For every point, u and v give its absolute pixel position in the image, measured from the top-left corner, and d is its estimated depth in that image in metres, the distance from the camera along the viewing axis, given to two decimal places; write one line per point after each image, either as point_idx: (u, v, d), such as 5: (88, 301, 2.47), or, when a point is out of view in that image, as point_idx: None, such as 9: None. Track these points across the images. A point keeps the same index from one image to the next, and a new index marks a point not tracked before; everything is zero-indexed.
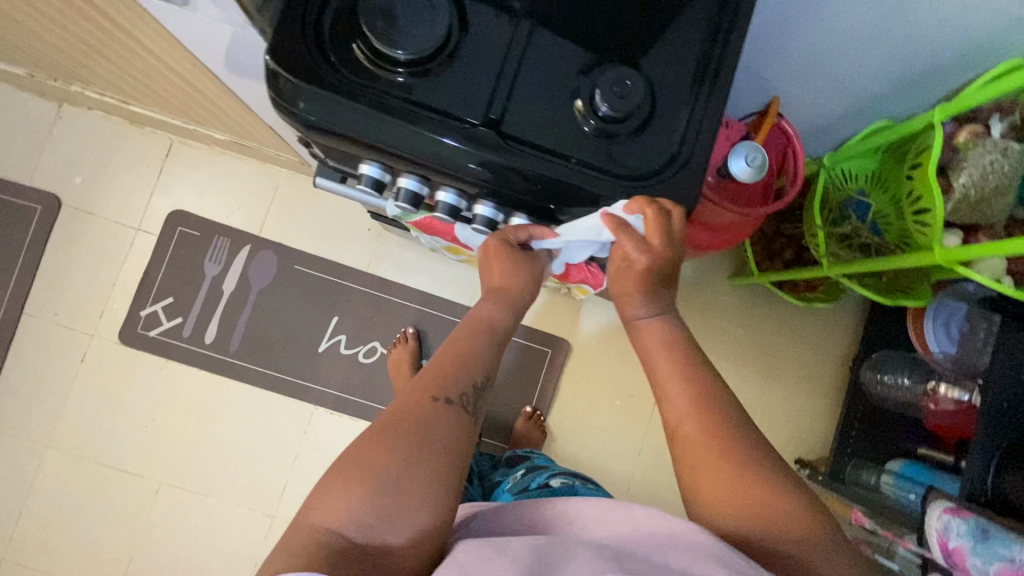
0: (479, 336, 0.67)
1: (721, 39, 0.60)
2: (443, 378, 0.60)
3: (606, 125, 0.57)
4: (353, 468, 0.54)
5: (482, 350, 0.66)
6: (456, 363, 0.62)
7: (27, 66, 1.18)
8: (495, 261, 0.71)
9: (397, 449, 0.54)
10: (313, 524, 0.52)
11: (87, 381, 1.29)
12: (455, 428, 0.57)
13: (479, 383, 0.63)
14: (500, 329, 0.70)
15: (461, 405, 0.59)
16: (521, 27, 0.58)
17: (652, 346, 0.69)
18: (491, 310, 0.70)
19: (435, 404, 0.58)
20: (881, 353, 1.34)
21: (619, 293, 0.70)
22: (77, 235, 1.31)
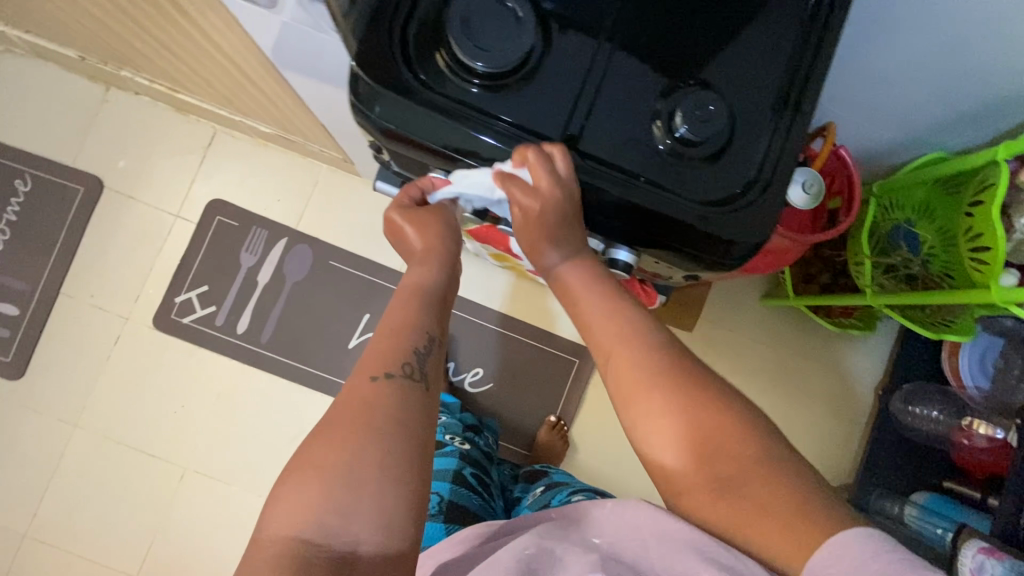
0: (413, 304, 0.61)
1: (804, 67, 0.59)
2: (378, 354, 0.56)
3: (683, 147, 0.57)
4: (307, 468, 0.50)
5: (419, 314, 0.60)
6: (389, 337, 0.57)
7: (81, 50, 1.19)
8: (409, 226, 0.65)
9: (334, 441, 0.50)
10: (273, 534, 0.48)
11: (119, 363, 1.31)
12: (408, 402, 0.54)
13: (421, 350, 0.58)
14: (432, 290, 0.62)
15: (401, 376, 0.55)
16: (605, 45, 0.58)
17: (579, 299, 0.63)
18: (418, 276, 0.62)
19: (375, 382, 0.54)
20: (912, 385, 1.31)
21: (528, 242, 0.63)
22: (117, 219, 1.32)
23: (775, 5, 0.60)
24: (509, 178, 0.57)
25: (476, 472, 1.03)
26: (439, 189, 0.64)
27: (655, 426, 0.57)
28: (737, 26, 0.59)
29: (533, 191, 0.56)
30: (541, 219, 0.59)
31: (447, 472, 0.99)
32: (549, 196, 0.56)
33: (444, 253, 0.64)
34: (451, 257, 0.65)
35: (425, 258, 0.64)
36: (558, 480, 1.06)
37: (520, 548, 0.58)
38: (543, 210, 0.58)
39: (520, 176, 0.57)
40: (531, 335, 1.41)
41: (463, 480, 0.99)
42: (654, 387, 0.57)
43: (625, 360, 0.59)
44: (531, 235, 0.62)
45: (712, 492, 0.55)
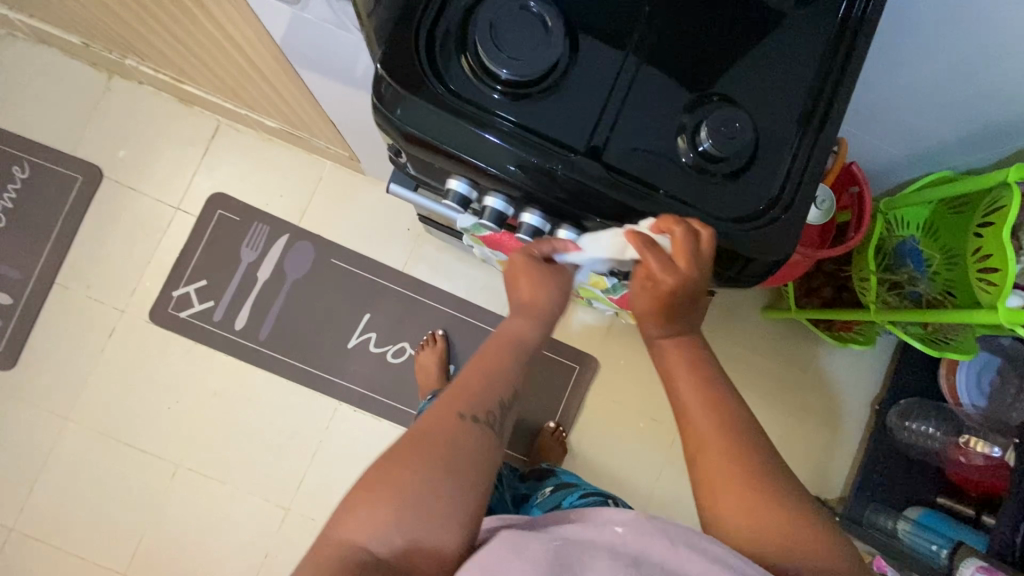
0: (506, 352, 0.64)
1: (830, 86, 0.59)
2: (468, 397, 0.59)
3: (706, 162, 0.56)
4: (381, 483, 0.53)
5: (510, 366, 0.63)
6: (481, 379, 0.60)
7: (86, 36, 1.17)
8: (524, 278, 0.66)
9: (417, 470, 0.53)
10: (339, 535, 0.52)
11: (114, 356, 1.28)
12: (485, 447, 0.56)
13: (507, 399, 0.61)
14: (529, 347, 0.65)
15: (487, 423, 0.58)
16: (632, 57, 0.57)
17: (670, 365, 0.64)
18: (522, 326, 0.66)
19: (462, 423, 0.57)
20: (908, 401, 1.33)
21: (639, 312, 0.64)
22: (116, 210, 1.30)
23: (801, 25, 0.60)
24: (648, 245, 0.57)
25: None
26: (569, 252, 0.64)
27: (697, 439, 0.60)
28: (763, 43, 0.59)
29: (673, 266, 0.58)
30: (673, 294, 0.60)
31: None
32: (690, 273, 0.58)
33: (545, 312, 0.66)
34: (553, 318, 0.67)
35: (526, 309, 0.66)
36: (567, 483, 1.06)
37: (548, 540, 0.54)
38: (675, 286, 0.59)
39: (658, 245, 0.58)
40: None
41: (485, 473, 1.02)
42: (711, 415, 0.60)
43: (688, 390, 0.62)
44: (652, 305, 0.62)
45: (722, 496, 0.58)
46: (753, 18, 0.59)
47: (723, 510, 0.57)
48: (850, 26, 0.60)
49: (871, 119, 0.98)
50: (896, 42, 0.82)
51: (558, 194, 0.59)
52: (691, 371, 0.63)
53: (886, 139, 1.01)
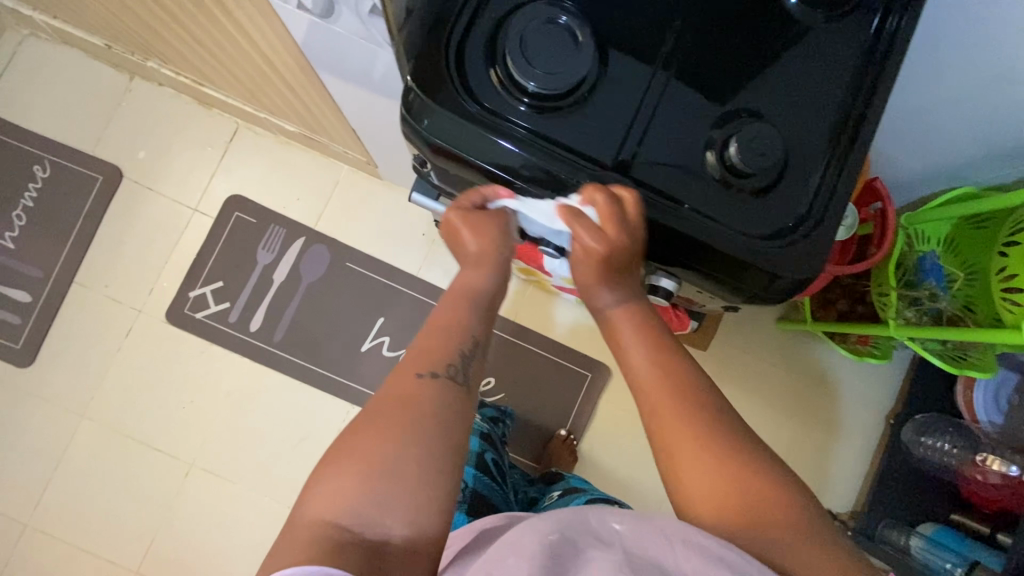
0: (461, 308, 0.64)
1: (860, 103, 0.59)
2: (426, 353, 0.59)
3: (734, 179, 0.56)
4: (351, 448, 0.53)
5: (468, 317, 0.63)
6: (437, 335, 0.61)
7: (109, 39, 1.18)
8: (464, 229, 0.64)
9: (376, 426, 0.54)
10: (310, 515, 0.51)
11: (129, 355, 1.30)
12: (451, 399, 0.57)
13: (466, 352, 0.61)
14: (484, 297, 0.66)
15: (446, 376, 0.58)
16: (661, 72, 0.57)
17: (621, 331, 0.65)
18: (471, 280, 0.65)
19: (422, 378, 0.57)
20: (924, 417, 1.31)
21: (585, 282, 0.66)
22: (135, 210, 1.31)
23: (831, 41, 0.60)
24: (576, 217, 0.59)
25: (494, 457, 1.04)
26: (501, 198, 0.62)
27: (649, 405, 0.62)
28: (794, 59, 0.59)
29: (601, 234, 0.58)
30: (608, 259, 0.61)
31: (470, 455, 0.99)
32: (620, 240, 0.58)
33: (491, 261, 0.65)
34: (506, 267, 0.67)
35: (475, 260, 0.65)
36: (572, 487, 1.04)
37: (542, 533, 0.52)
38: (608, 251, 0.60)
39: (586, 215, 0.58)
40: (544, 346, 1.40)
41: (483, 464, 1.00)
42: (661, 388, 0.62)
43: (641, 358, 0.64)
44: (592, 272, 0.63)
45: (696, 486, 0.57)
46: (784, 34, 0.59)
47: (695, 499, 0.57)
48: (881, 42, 0.60)
49: (895, 132, 0.97)
50: (924, 57, 0.81)
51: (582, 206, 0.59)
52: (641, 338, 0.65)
53: (909, 153, 1.01)
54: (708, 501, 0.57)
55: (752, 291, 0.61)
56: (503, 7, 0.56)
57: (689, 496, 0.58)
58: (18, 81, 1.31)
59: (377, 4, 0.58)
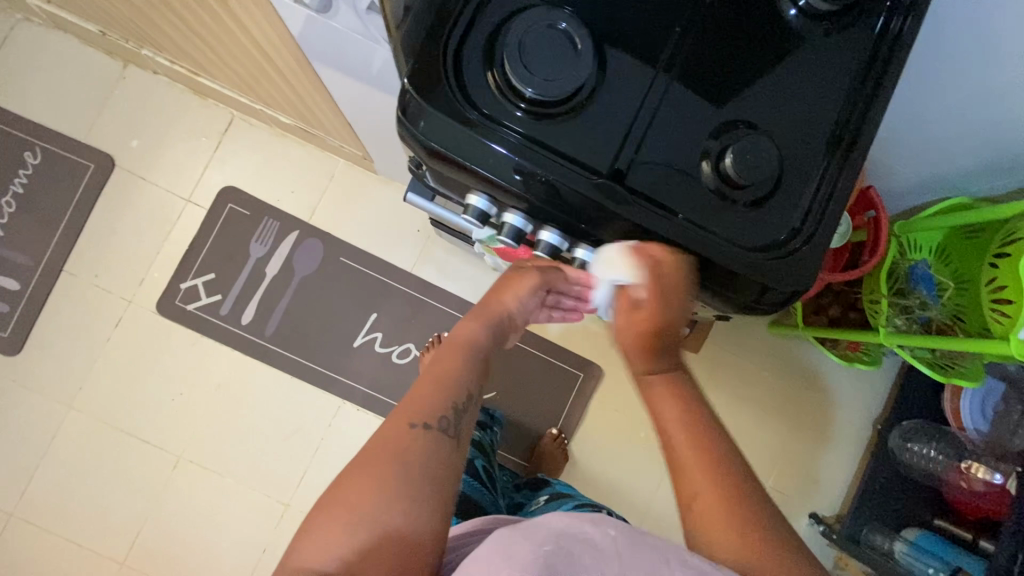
0: (460, 357, 0.64)
1: (857, 114, 0.59)
2: (420, 405, 0.59)
3: (730, 188, 0.56)
4: (336, 498, 0.53)
5: (461, 370, 0.63)
6: (430, 387, 0.60)
7: (103, 25, 1.16)
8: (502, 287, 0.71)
9: (365, 480, 0.54)
10: (295, 561, 0.51)
11: (120, 346, 1.29)
12: (443, 448, 0.57)
13: (460, 405, 0.60)
14: (478, 351, 0.66)
15: (438, 429, 0.58)
16: (660, 80, 0.57)
17: (659, 403, 0.68)
18: (470, 333, 0.67)
19: (413, 431, 0.57)
20: (910, 423, 1.32)
21: (625, 348, 0.68)
22: (127, 199, 1.30)
23: (829, 51, 0.59)
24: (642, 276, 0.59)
25: (484, 463, 1.06)
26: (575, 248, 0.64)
27: (675, 457, 0.65)
28: (792, 69, 0.59)
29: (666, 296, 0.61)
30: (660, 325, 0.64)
31: None
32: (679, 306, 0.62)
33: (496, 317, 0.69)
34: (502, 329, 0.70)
35: (480, 312, 0.69)
36: (558, 493, 1.05)
37: (537, 547, 0.51)
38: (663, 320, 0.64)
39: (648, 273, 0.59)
40: (537, 345, 1.40)
41: (473, 469, 1.01)
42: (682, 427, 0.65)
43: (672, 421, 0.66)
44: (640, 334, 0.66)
45: (701, 504, 0.62)
46: (782, 44, 0.59)
47: (699, 515, 0.61)
48: (880, 53, 0.60)
49: (891, 141, 0.98)
50: (922, 67, 0.81)
51: (576, 212, 0.59)
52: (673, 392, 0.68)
53: (903, 163, 1.01)
54: (709, 519, 0.61)
55: (744, 301, 0.61)
56: (501, 10, 0.56)
57: (692, 511, 0.62)
58: (9, 66, 1.29)
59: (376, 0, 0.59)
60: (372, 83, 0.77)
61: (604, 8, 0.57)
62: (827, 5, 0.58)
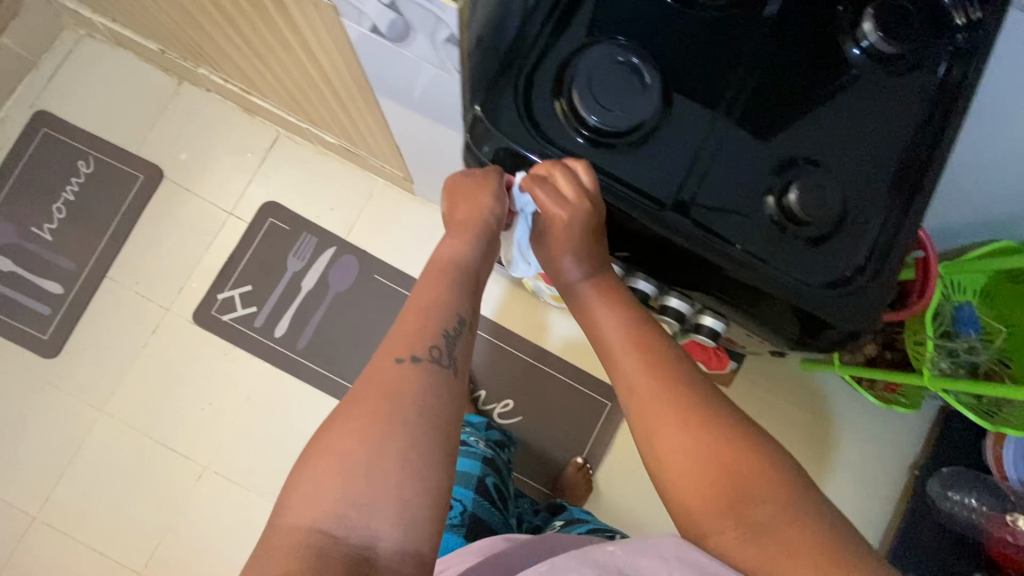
0: (444, 277, 0.62)
1: (923, 152, 0.59)
2: (408, 335, 0.57)
3: (791, 223, 0.57)
4: (329, 449, 0.51)
5: (449, 288, 0.62)
6: (421, 313, 0.59)
7: (164, 44, 1.22)
8: (459, 193, 0.64)
9: (356, 417, 0.52)
10: (294, 521, 0.49)
11: (153, 352, 1.30)
12: (436, 384, 0.55)
13: (449, 332, 0.59)
14: (461, 265, 0.64)
15: (428, 360, 0.56)
16: (724, 115, 0.58)
17: (602, 306, 0.65)
18: (451, 251, 0.64)
19: (404, 363, 0.55)
20: (951, 469, 1.26)
21: (553, 254, 0.66)
22: (172, 210, 1.33)
23: (891, 92, 0.60)
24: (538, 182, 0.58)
25: (497, 482, 1.03)
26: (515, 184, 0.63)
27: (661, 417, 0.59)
28: (855, 110, 0.59)
29: (559, 199, 0.56)
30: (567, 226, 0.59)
31: (472, 478, 0.99)
32: (577, 208, 0.56)
33: (468, 238, 0.64)
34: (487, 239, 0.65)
35: (459, 231, 0.65)
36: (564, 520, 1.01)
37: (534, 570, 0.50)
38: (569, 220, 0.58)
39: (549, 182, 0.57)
40: (565, 372, 1.39)
41: (486, 489, 0.99)
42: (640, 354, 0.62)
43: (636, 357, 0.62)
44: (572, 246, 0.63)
45: (676, 459, 0.57)
46: (846, 85, 0.60)
47: (672, 463, 0.58)
48: (947, 92, 0.60)
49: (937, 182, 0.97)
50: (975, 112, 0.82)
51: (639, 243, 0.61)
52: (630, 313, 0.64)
53: (950, 204, 1.01)
54: (684, 469, 0.57)
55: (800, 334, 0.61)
56: (571, 44, 0.57)
57: (663, 463, 0.58)
58: (70, 79, 1.35)
59: (453, 34, 0.51)
60: (428, 111, 0.77)
61: (670, 44, 0.58)
62: (890, 47, 0.59)
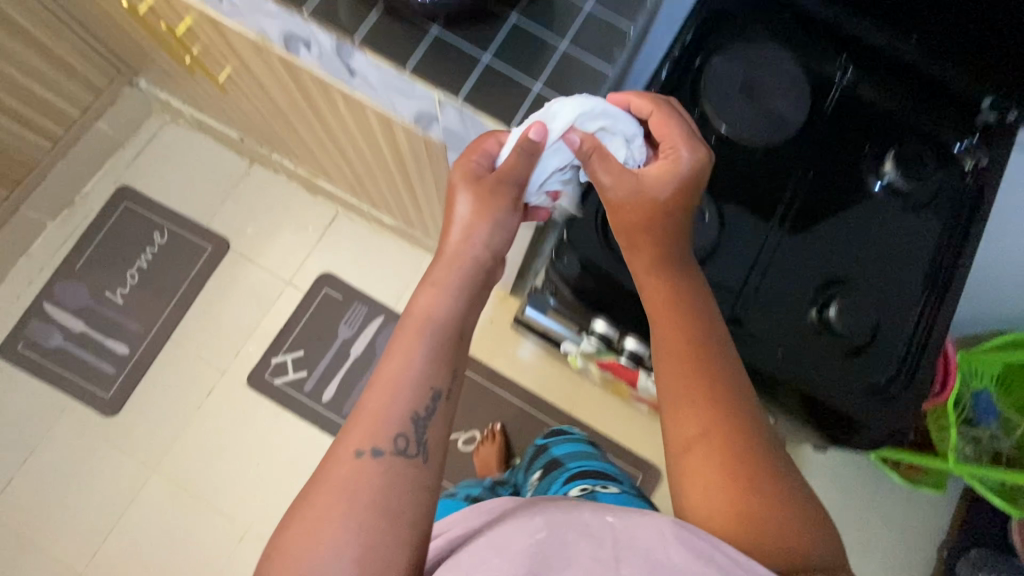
0: (417, 340, 0.53)
1: (944, 272, 0.68)
2: (375, 417, 0.50)
3: (832, 334, 0.66)
4: (286, 544, 0.46)
5: (420, 359, 0.52)
6: (387, 394, 0.51)
7: (245, 133, 1.36)
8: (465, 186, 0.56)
9: (321, 504, 0.47)
10: None
11: (207, 413, 1.37)
12: (402, 478, 0.49)
13: (419, 415, 0.51)
14: (442, 323, 0.53)
15: (395, 453, 0.49)
16: (772, 237, 0.68)
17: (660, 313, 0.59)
18: (430, 303, 0.54)
19: (367, 456, 0.49)
20: (979, 551, 1.29)
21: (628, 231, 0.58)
22: (235, 279, 1.44)
23: (915, 220, 0.70)
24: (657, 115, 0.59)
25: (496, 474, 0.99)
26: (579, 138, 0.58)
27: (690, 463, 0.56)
28: (882, 233, 0.69)
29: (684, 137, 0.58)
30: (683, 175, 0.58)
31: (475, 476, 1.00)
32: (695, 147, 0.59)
33: (457, 278, 0.55)
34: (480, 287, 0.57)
35: (438, 278, 0.55)
36: (540, 447, 0.95)
37: (531, 532, 0.49)
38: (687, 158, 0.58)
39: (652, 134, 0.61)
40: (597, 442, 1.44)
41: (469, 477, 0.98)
42: (676, 365, 0.58)
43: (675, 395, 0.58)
44: (635, 223, 0.58)
45: (696, 492, 0.55)
46: (875, 212, 0.70)
47: (692, 496, 0.55)
48: (961, 221, 0.69)
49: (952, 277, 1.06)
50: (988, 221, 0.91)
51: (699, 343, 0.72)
52: (673, 309, 0.58)
53: (959, 300, 1.10)
54: (709, 507, 0.54)
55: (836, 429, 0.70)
56: None
57: (683, 489, 0.56)
58: (153, 158, 1.50)
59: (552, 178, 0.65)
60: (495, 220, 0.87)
61: (726, 164, 0.70)
62: (907, 185, 0.70)
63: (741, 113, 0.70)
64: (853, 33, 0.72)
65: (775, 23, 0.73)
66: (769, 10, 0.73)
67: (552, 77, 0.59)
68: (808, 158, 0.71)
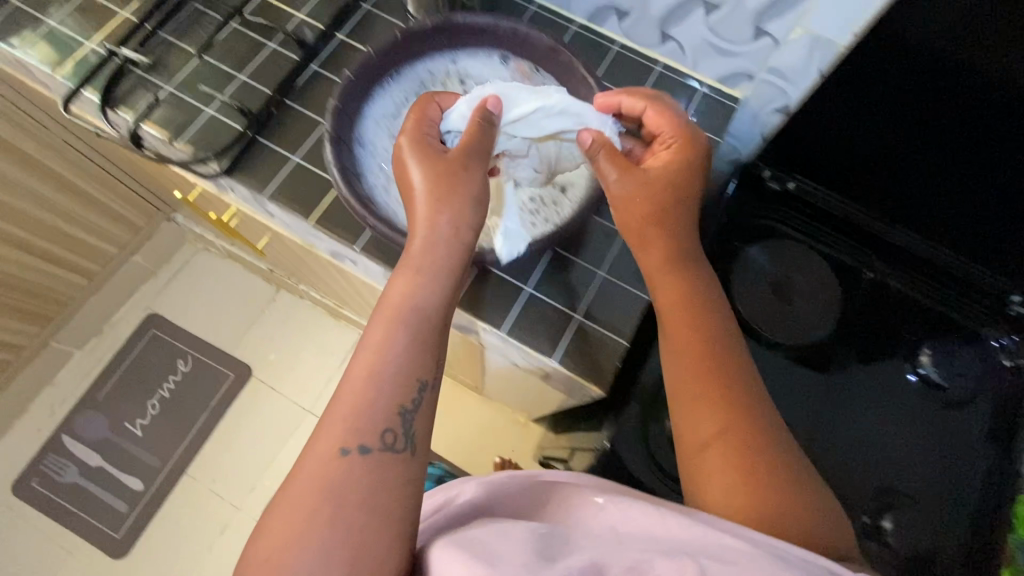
0: (394, 323, 0.46)
1: (996, 478, 0.66)
2: (349, 414, 0.44)
3: (886, 549, 0.64)
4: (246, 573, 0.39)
5: (398, 347, 0.46)
6: (365, 387, 0.45)
7: (273, 265, 1.41)
8: (423, 163, 0.50)
9: (285, 513, 0.40)
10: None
11: (220, 556, 1.31)
12: (390, 474, 0.43)
13: (405, 408, 0.45)
14: (425, 308, 0.48)
15: (381, 449, 0.43)
16: (808, 439, 0.70)
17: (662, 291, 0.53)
18: (408, 287, 0.48)
19: (351, 457, 0.42)
20: None
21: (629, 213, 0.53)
22: (256, 407, 1.43)
23: (956, 418, 0.69)
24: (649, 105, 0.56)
25: None
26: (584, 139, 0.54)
27: (702, 452, 0.47)
28: (921, 435, 0.69)
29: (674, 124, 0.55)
30: (679, 159, 0.53)
31: None
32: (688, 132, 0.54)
33: (440, 260, 0.49)
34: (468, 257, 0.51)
35: (414, 261, 0.49)
36: None
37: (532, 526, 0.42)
38: (678, 143, 0.54)
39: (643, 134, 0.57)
40: None
41: None
42: (688, 360, 0.50)
43: (682, 389, 0.50)
44: (636, 212, 0.53)
45: (711, 482, 0.46)
46: (913, 410, 0.70)
47: (713, 492, 0.46)
48: (1004, 422, 0.68)
49: None
50: None
51: None
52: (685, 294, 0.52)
53: None
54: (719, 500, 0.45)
55: None
56: None
57: (698, 490, 0.47)
58: (181, 284, 1.53)
59: (593, 397, 0.62)
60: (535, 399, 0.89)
61: (767, 370, 0.72)
62: (944, 380, 0.69)
63: (772, 306, 0.72)
64: (880, 232, 0.73)
65: (793, 218, 0.76)
66: (789, 205, 0.76)
67: (591, 302, 0.62)
68: (842, 352, 0.72)
